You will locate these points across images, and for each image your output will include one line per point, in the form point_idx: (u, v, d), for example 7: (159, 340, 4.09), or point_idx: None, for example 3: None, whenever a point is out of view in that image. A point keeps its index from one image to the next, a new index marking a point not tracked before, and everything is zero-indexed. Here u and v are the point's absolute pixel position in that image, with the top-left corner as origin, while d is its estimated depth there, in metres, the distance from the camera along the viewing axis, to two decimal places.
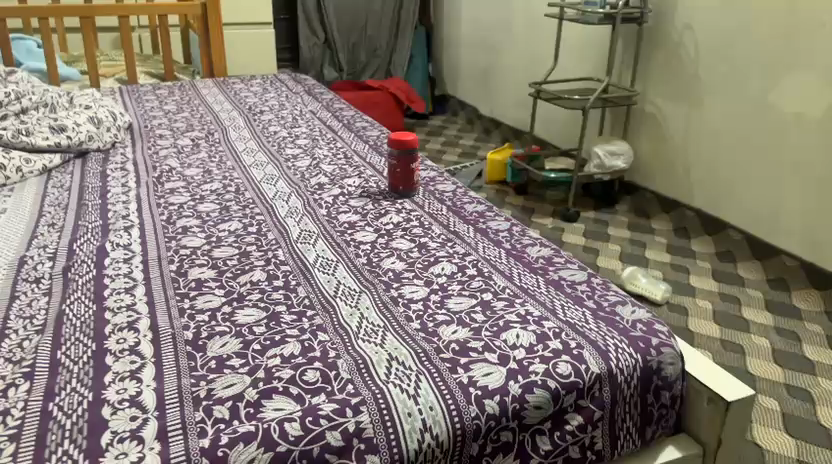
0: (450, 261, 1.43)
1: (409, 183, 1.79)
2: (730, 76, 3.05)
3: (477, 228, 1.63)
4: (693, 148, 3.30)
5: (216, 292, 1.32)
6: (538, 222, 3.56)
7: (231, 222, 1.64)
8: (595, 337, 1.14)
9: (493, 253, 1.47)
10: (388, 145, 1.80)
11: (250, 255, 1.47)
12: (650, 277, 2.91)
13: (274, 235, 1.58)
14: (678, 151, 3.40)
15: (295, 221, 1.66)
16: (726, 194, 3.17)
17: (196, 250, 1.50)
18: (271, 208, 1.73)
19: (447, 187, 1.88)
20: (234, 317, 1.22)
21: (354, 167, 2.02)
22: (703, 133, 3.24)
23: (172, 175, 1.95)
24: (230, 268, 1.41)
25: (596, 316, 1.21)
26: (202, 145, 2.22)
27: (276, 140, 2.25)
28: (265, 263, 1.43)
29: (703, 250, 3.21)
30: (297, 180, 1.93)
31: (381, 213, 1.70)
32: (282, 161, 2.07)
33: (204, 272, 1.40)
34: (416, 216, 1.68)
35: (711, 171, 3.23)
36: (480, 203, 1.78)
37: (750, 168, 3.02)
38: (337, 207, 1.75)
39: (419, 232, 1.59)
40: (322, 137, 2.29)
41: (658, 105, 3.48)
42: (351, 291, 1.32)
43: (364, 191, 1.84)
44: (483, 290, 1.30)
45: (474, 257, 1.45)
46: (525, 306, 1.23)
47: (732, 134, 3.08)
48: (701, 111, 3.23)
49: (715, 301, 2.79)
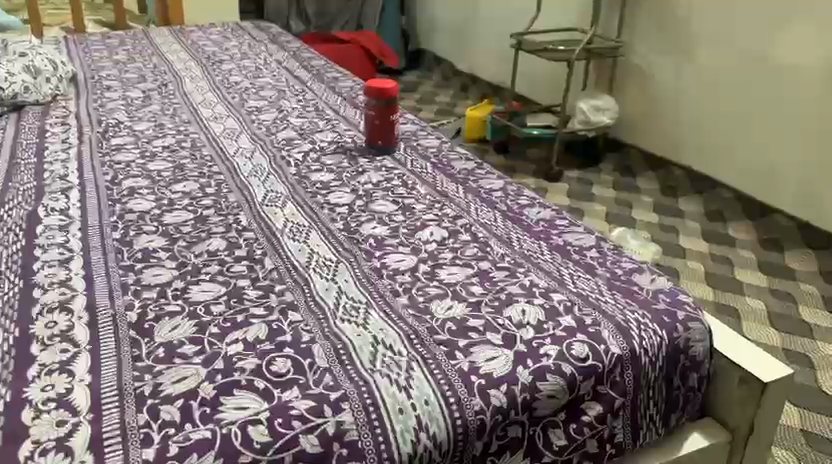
0: (444, 224, 1.33)
1: (391, 136, 1.60)
2: (730, 46, 2.89)
3: (465, 191, 1.48)
4: (688, 119, 3.15)
5: (167, 265, 1.15)
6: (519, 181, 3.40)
7: (185, 183, 1.44)
8: (613, 310, 1.09)
9: (488, 215, 1.38)
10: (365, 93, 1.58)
11: (205, 224, 1.28)
12: (639, 237, 2.78)
13: (236, 197, 1.39)
14: (671, 121, 3.24)
15: (261, 179, 1.47)
16: (720, 159, 3.03)
17: (145, 216, 1.30)
18: (232, 165, 1.53)
19: (432, 142, 1.71)
20: (187, 295, 1.07)
21: (325, 120, 1.83)
22: (698, 104, 3.09)
23: (120, 130, 1.74)
24: (184, 235, 1.24)
25: (607, 289, 1.15)
26: (154, 97, 1.99)
27: (237, 92, 2.03)
28: (225, 231, 1.26)
29: (690, 208, 3.09)
30: (262, 135, 1.73)
31: (359, 171, 1.52)
32: (245, 114, 1.86)
33: (153, 239, 1.23)
34: (397, 175, 1.51)
35: (704, 136, 3.08)
36: (469, 161, 1.61)
37: (750, 141, 2.88)
38: (308, 163, 1.55)
39: (403, 192, 1.44)
40: (289, 87, 2.08)
41: (647, 60, 3.31)
42: (326, 262, 1.19)
43: (338, 146, 1.65)
44: (479, 259, 1.23)
45: (467, 221, 1.35)
46: (529, 276, 1.17)
47: (731, 105, 2.94)
48: (695, 67, 3.07)
49: (707, 262, 2.67)
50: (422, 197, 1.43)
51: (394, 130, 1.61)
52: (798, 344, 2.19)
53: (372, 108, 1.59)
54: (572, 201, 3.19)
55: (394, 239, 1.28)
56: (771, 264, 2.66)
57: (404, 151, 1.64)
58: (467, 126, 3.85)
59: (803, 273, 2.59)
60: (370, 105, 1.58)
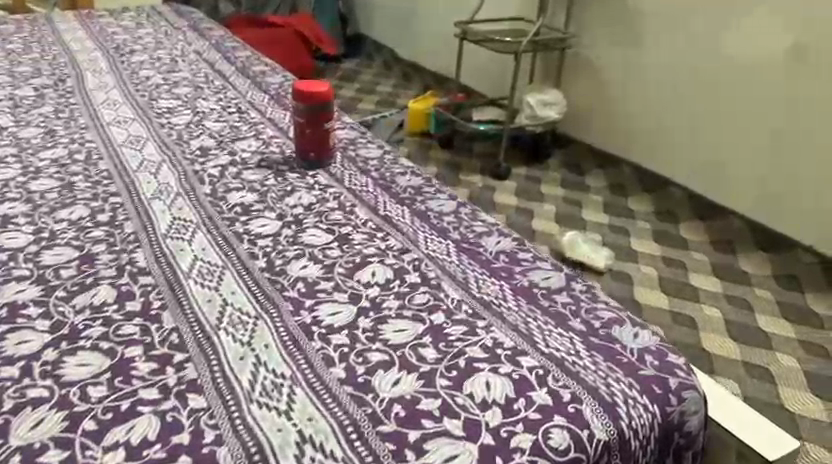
0: (389, 256, 1.18)
1: (323, 145, 1.39)
2: (698, 44, 2.74)
3: (409, 214, 1.30)
4: (652, 116, 2.99)
5: (39, 325, 0.98)
6: (464, 180, 3.23)
7: (71, 210, 1.23)
8: (595, 382, 0.96)
9: (438, 247, 1.23)
10: (294, 96, 1.34)
11: (87, 269, 1.09)
12: (590, 240, 2.65)
13: (137, 235, 1.17)
14: (632, 119, 3.08)
15: (166, 204, 1.25)
16: (700, 169, 2.84)
17: (20, 264, 1.10)
18: (129, 183, 1.31)
19: (371, 151, 1.51)
20: (59, 371, 0.91)
21: (249, 123, 1.60)
22: (663, 101, 2.93)
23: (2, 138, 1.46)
24: (65, 282, 1.06)
25: (569, 350, 1.01)
26: (48, 95, 1.71)
27: (147, 89, 1.78)
28: (114, 277, 1.08)
29: (641, 207, 2.98)
30: (171, 143, 1.48)
31: (288, 190, 1.33)
32: (154, 116, 1.61)
33: (23, 290, 1.05)
34: (332, 196, 1.32)
35: (681, 144, 2.89)
36: (414, 173, 1.42)
37: (720, 141, 2.74)
38: (222, 180, 1.35)
39: (341, 218, 1.27)
40: (208, 83, 1.83)
41: (615, 61, 3.10)
42: (245, 321, 1.01)
43: (262, 159, 1.43)
44: (431, 307, 1.07)
45: (415, 256, 1.19)
46: (491, 332, 1.03)
47: (701, 103, 2.78)
48: (670, 71, 2.87)
49: (661, 267, 2.57)
50: (362, 224, 1.23)
51: (327, 138, 1.39)
52: (758, 357, 2.11)
53: (301, 114, 1.35)
54: (520, 200, 3.04)
55: (329, 283, 1.10)
56: (725, 267, 2.58)
57: (340, 163, 1.43)
58: (409, 121, 3.67)
59: (758, 277, 2.52)
60: (298, 110, 1.35)
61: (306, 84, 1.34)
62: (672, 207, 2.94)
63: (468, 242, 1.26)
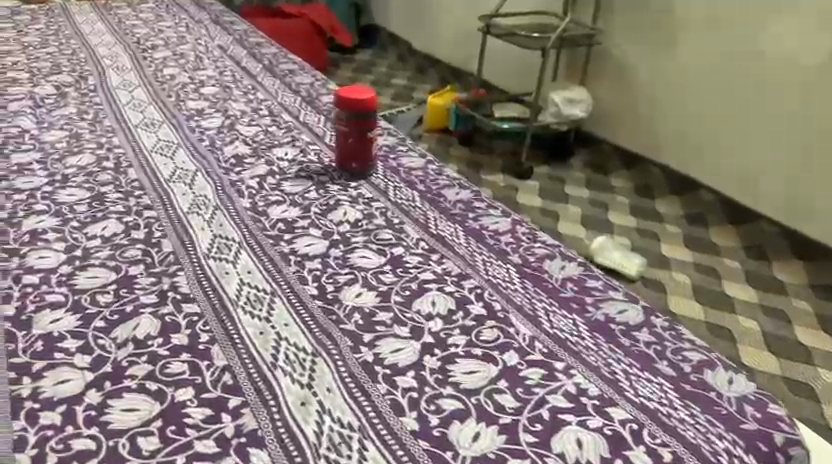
0: (448, 286, 1.02)
1: (368, 157, 1.30)
2: (730, 40, 2.64)
3: (463, 233, 1.16)
4: (683, 117, 2.88)
5: (80, 362, 0.84)
6: (487, 180, 3.13)
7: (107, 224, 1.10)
8: (705, 435, 0.82)
9: (500, 274, 1.07)
10: (337, 103, 1.25)
11: (128, 294, 0.94)
12: (620, 246, 2.57)
13: (179, 254, 1.04)
14: (661, 118, 2.98)
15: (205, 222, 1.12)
16: (728, 170, 2.75)
17: (53, 286, 0.95)
18: (163, 200, 1.17)
19: (414, 158, 1.41)
20: (104, 419, 0.77)
21: (283, 127, 1.50)
22: (695, 102, 2.82)
23: (24, 141, 1.38)
24: (106, 310, 0.92)
25: (667, 390, 0.89)
26: (70, 94, 1.63)
27: (173, 89, 1.69)
28: (160, 304, 0.93)
29: (669, 210, 2.90)
30: (204, 149, 1.37)
31: (332, 204, 1.20)
32: (182, 118, 1.52)
33: (60, 319, 0.90)
34: (377, 208, 1.20)
35: (709, 144, 2.80)
36: (462, 183, 1.32)
37: (753, 143, 2.63)
38: (264, 195, 1.22)
39: (390, 237, 1.13)
40: (236, 83, 1.74)
41: (643, 57, 3.00)
42: (301, 357, 0.88)
43: (302, 167, 1.32)
44: (501, 347, 0.93)
45: (476, 283, 1.04)
46: (573, 377, 0.89)
47: (734, 103, 2.67)
48: (699, 67, 2.77)
49: (693, 275, 2.49)
50: (412, 244, 1.11)
51: (372, 148, 1.30)
52: (799, 372, 2.04)
53: (343, 125, 1.26)
54: (545, 202, 2.96)
55: (388, 314, 0.96)
56: (758, 275, 2.50)
57: (384, 173, 1.34)
58: (429, 116, 3.57)
59: (793, 286, 2.44)
60: (340, 121, 1.26)
61: (349, 92, 1.24)
62: (705, 209, 2.84)
63: (531, 265, 1.09)
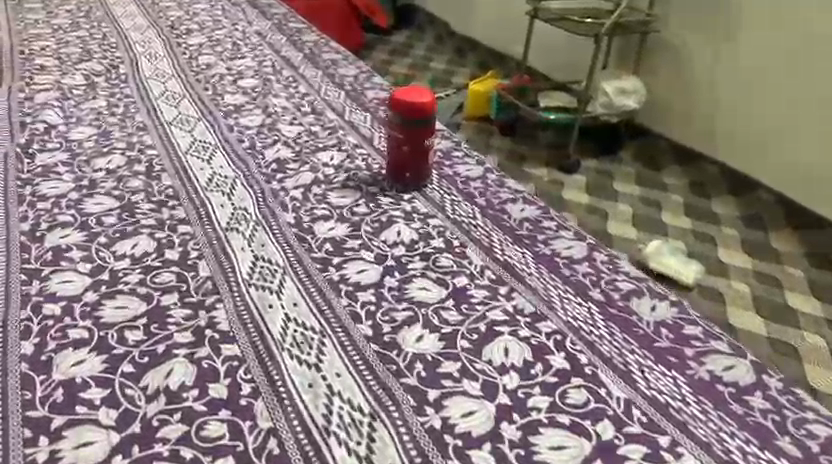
0: (524, 327, 0.85)
1: (422, 166, 1.17)
2: (805, 32, 2.44)
3: (535, 260, 1.00)
4: (746, 113, 2.69)
5: (107, 414, 0.71)
6: (531, 173, 2.97)
7: (140, 246, 0.98)
8: None
9: (582, 311, 0.89)
10: (393, 107, 1.11)
11: (160, 330, 0.83)
12: (675, 250, 2.41)
13: (217, 279, 0.92)
14: (720, 113, 2.79)
15: (245, 240, 1.00)
16: (793, 173, 2.57)
17: (76, 320, 0.84)
18: (200, 213, 1.07)
19: (472, 165, 1.28)
20: None
21: (327, 127, 1.38)
22: (761, 98, 2.62)
23: (50, 138, 1.27)
24: (136, 350, 0.80)
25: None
26: (100, 85, 1.53)
27: (209, 81, 1.58)
28: (194, 344, 0.80)
29: (726, 210, 2.72)
30: (244, 153, 1.26)
31: (384, 221, 1.07)
32: (219, 115, 1.40)
33: (83, 362, 0.78)
34: (433, 226, 1.07)
35: (774, 144, 2.62)
36: (527, 195, 1.18)
37: (824, 145, 2.45)
38: (308, 209, 1.10)
39: (449, 263, 0.98)
40: (277, 76, 1.62)
41: (704, 47, 2.80)
42: (354, 418, 0.72)
43: (350, 176, 1.20)
44: (602, 414, 0.74)
45: (559, 327, 0.86)
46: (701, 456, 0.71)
47: (805, 101, 2.48)
48: (767, 60, 2.58)
49: (754, 283, 2.33)
50: (476, 270, 0.97)
51: (427, 157, 1.17)
52: None
53: (397, 131, 1.13)
54: (593, 199, 2.80)
55: (453, 364, 0.79)
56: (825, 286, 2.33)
57: (439, 183, 1.20)
58: (470, 103, 3.39)
59: None
60: (395, 126, 1.13)
61: (405, 95, 1.11)
62: (764, 211, 2.66)
63: (621, 302, 0.92)
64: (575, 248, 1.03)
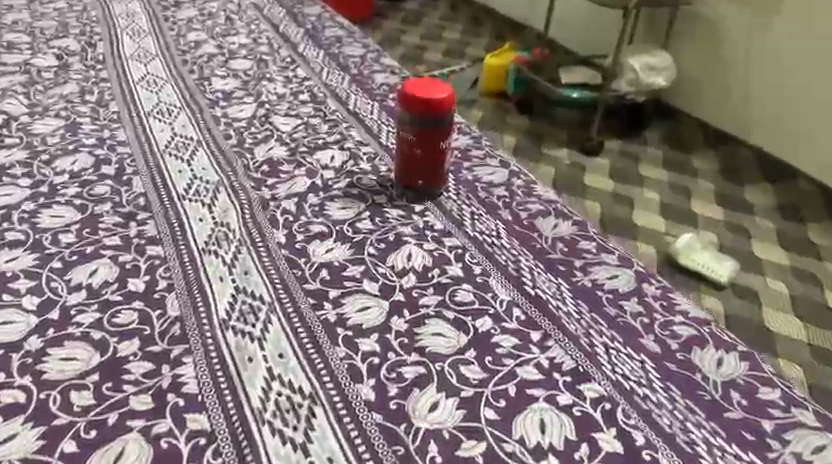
0: (563, 393, 0.69)
1: (437, 174, 1.00)
2: None
3: (576, 291, 0.83)
4: (788, 97, 2.49)
5: None
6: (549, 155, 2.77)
7: (95, 278, 0.82)
8: None
9: (635, 365, 0.73)
10: (402, 103, 0.95)
11: (112, 393, 0.67)
12: (706, 246, 2.23)
13: (188, 321, 0.76)
14: (758, 95, 2.58)
15: (225, 266, 0.84)
16: None
17: (12, 376, 0.69)
18: (172, 229, 0.90)
19: (494, 168, 1.10)
20: None
21: (327, 120, 1.21)
22: (808, 81, 2.42)
23: (8, 131, 1.11)
24: (81, 420, 0.64)
25: None
26: (74, 67, 1.35)
27: (197, 62, 1.40)
28: (154, 415, 0.65)
29: (762, 199, 2.52)
30: (230, 152, 1.09)
31: (393, 240, 0.91)
32: (205, 104, 1.23)
33: (13, 436, 0.63)
34: (450, 247, 0.90)
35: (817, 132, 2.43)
36: (560, 207, 1.00)
37: None
38: (303, 223, 0.94)
39: (469, 297, 0.81)
40: (273, 55, 1.45)
41: (743, 23, 2.58)
42: None
43: (353, 180, 1.04)
44: None
45: (608, 389, 0.70)
46: None
47: None
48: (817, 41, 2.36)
49: (792, 282, 2.15)
50: (501, 308, 0.80)
51: (443, 163, 0.99)
52: None
53: (408, 132, 0.96)
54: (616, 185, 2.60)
55: (476, 445, 0.63)
56: None
57: (456, 192, 1.03)
58: (485, 78, 3.17)
59: None
60: (405, 127, 0.96)
61: (419, 90, 0.94)
62: (800, 200, 2.47)
63: (682, 357, 0.75)
64: (622, 282, 0.85)
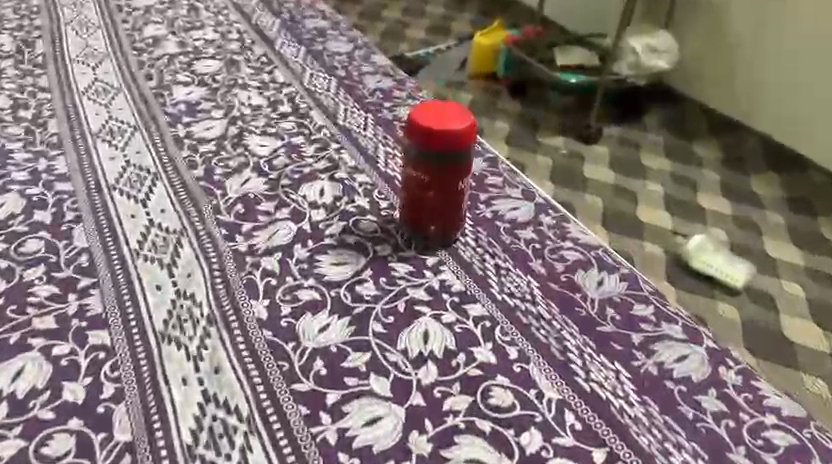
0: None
1: (453, 218, 0.81)
2: None
3: (641, 383, 0.66)
4: (812, 88, 1.95)
5: None
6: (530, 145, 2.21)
7: (20, 382, 0.63)
8: None
9: None
10: (408, 129, 0.76)
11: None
12: (723, 264, 1.72)
13: (145, 452, 0.58)
14: (770, 84, 2.03)
15: (190, 361, 0.66)
16: None
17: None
18: (121, 304, 0.71)
19: (516, 201, 0.92)
20: None
21: (313, 140, 1.01)
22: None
23: None
24: None
25: None
26: (7, 73, 1.14)
27: (155, 64, 1.19)
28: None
29: (773, 193, 2.00)
30: (196, 186, 0.89)
31: (403, 312, 0.72)
32: (165, 121, 1.03)
33: None
34: (474, 319, 0.72)
35: None
36: (602, 254, 0.83)
37: None
38: (290, 287, 0.75)
39: (503, 402, 0.63)
40: (245, 54, 1.24)
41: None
42: None
43: (350, 224, 0.85)
44: None
45: None
46: None
47: None
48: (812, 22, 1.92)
49: (810, 285, 1.72)
50: (550, 414, 0.63)
51: (460, 204, 0.81)
52: None
53: (415, 168, 0.77)
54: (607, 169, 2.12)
55: None
56: None
57: (475, 236, 0.85)
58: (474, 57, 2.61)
59: None
60: (412, 162, 0.77)
61: (428, 117, 0.75)
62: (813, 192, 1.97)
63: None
64: (694, 367, 0.69)
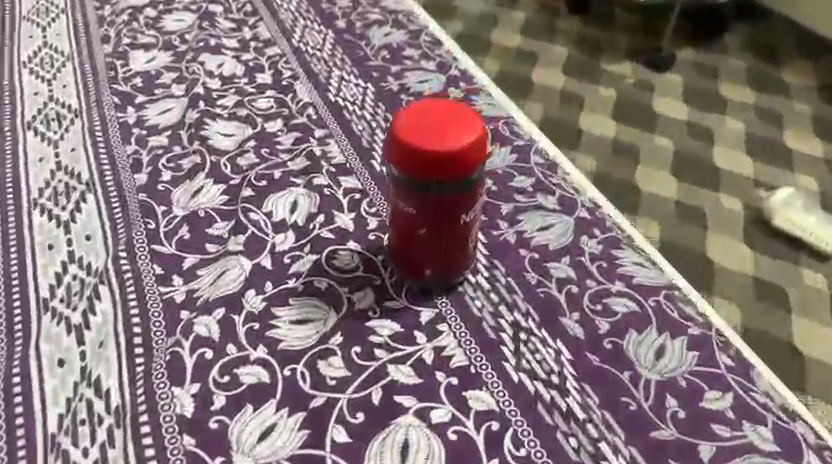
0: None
1: (456, 260, 0.60)
2: None
3: None
4: None
5: None
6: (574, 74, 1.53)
7: None
8: None
9: None
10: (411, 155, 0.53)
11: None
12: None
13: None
14: None
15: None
16: None
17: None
18: (10, 391, 0.55)
19: (550, 215, 0.70)
20: None
21: (292, 126, 0.80)
22: None
23: None
24: None
25: None
26: None
27: (117, 19, 0.98)
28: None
29: None
30: (134, 200, 0.70)
31: (378, 407, 0.53)
32: (113, 103, 0.83)
33: None
34: (477, 420, 0.53)
35: None
36: (664, 306, 0.61)
37: None
38: (230, 362, 0.56)
39: None
40: (224, 3, 1.01)
41: None
42: None
43: (322, 257, 0.65)
44: None
45: None
46: None
47: None
48: None
49: None
50: None
51: (465, 242, 0.59)
52: None
53: (402, 196, 0.56)
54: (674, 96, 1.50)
55: None
56: None
57: (489, 273, 0.64)
58: None
59: None
60: (398, 189, 0.56)
61: (426, 132, 0.53)
62: None
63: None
64: None
